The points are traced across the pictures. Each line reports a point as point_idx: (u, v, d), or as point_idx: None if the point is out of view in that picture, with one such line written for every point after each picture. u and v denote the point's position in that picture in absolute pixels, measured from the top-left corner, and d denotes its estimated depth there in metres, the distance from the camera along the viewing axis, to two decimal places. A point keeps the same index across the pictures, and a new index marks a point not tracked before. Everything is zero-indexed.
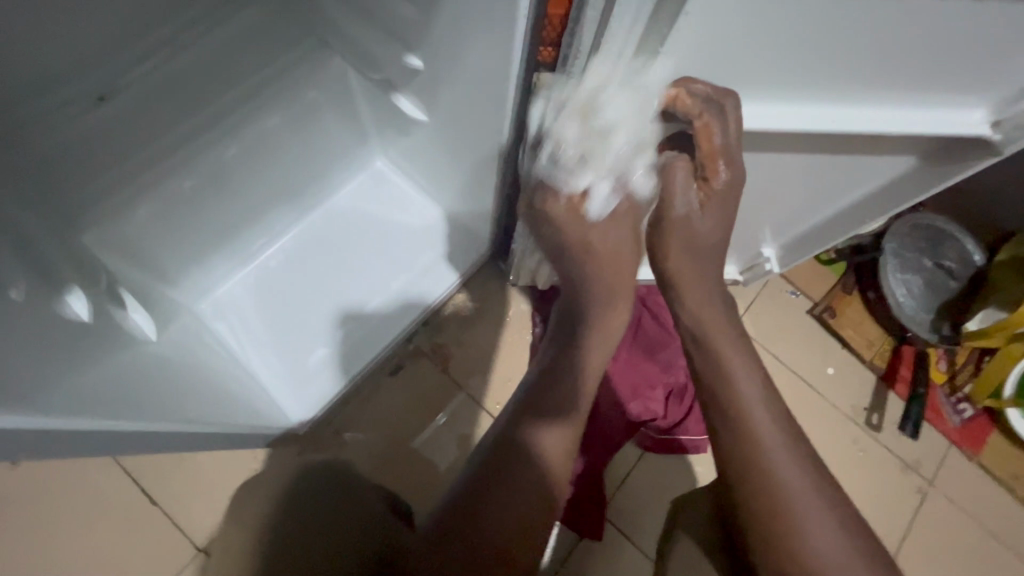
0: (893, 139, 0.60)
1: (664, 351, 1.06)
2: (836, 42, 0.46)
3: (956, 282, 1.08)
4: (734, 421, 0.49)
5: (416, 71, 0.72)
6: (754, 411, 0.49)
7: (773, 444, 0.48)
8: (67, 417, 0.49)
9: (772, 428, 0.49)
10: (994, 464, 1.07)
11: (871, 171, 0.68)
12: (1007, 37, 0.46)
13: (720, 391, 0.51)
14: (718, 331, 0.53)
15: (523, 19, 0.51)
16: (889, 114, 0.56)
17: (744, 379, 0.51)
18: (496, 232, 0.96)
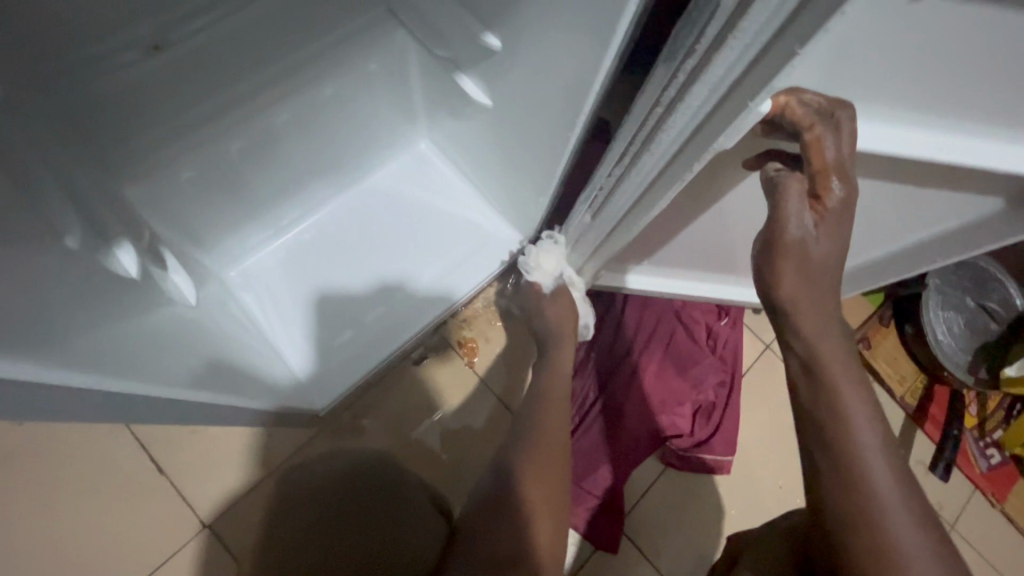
0: (990, 175, 0.56)
1: (696, 367, 1.03)
2: (980, 65, 0.42)
3: (998, 325, 1.06)
4: (846, 470, 0.45)
5: (492, 51, 0.68)
6: (870, 460, 0.44)
7: (887, 492, 0.43)
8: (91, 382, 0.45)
9: (887, 484, 0.44)
10: (1017, 514, 1.05)
11: (951, 207, 0.64)
12: None
13: (826, 427, 0.46)
14: (834, 361, 0.47)
15: (629, 14, 0.48)
16: (995, 152, 0.51)
17: (859, 424, 0.45)
18: (537, 227, 0.93)
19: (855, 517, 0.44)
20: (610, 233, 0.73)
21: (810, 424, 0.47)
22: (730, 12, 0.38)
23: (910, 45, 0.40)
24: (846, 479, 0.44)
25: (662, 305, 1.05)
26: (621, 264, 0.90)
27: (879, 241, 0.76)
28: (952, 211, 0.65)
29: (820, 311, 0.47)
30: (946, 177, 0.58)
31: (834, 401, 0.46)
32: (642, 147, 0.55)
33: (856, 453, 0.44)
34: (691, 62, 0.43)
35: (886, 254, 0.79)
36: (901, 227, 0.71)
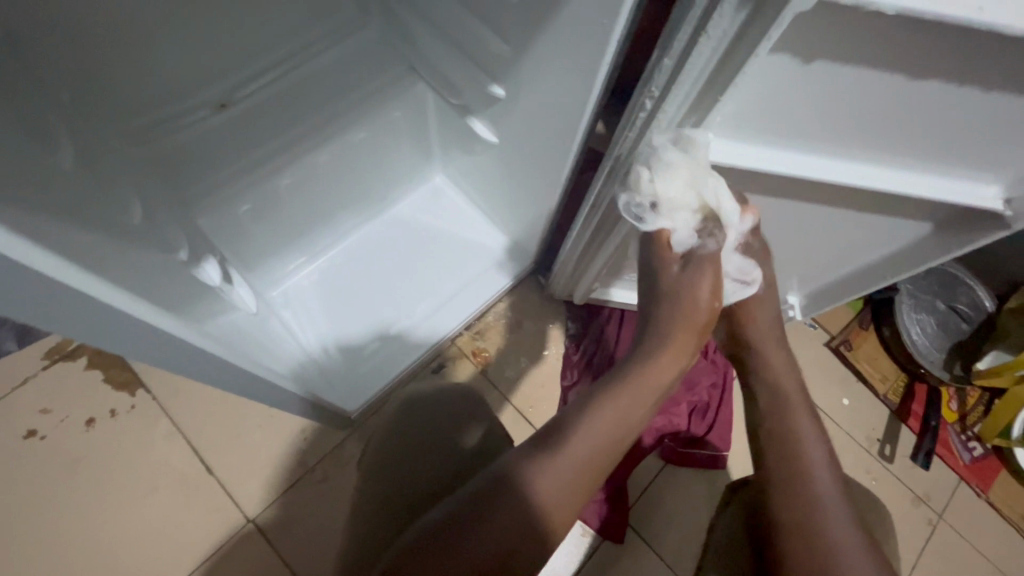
0: (915, 200, 0.67)
1: (690, 371, 1.13)
2: (869, 111, 0.54)
3: (969, 326, 1.15)
4: (790, 442, 0.60)
5: (498, 98, 0.81)
6: (805, 438, 0.60)
7: (817, 461, 0.58)
8: (214, 346, 0.54)
9: (823, 465, 0.58)
10: (1001, 504, 1.12)
11: (886, 231, 0.76)
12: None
13: (777, 410, 0.63)
14: (779, 369, 0.66)
15: (605, 69, 0.62)
16: (911, 176, 0.63)
17: (807, 434, 0.61)
18: (541, 245, 1.05)
19: (794, 474, 0.58)
20: (603, 244, 0.86)
21: (766, 416, 0.64)
22: (676, 64, 0.52)
23: (811, 94, 0.53)
24: (790, 450, 0.60)
25: None
26: (616, 281, 1.02)
27: (839, 260, 0.86)
28: (890, 233, 0.76)
29: (779, 360, 0.67)
30: (878, 204, 0.70)
31: (780, 393, 0.64)
32: (620, 170, 0.69)
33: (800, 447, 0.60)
34: (652, 101, 0.57)
35: (849, 272, 0.89)
36: (854, 247, 0.82)
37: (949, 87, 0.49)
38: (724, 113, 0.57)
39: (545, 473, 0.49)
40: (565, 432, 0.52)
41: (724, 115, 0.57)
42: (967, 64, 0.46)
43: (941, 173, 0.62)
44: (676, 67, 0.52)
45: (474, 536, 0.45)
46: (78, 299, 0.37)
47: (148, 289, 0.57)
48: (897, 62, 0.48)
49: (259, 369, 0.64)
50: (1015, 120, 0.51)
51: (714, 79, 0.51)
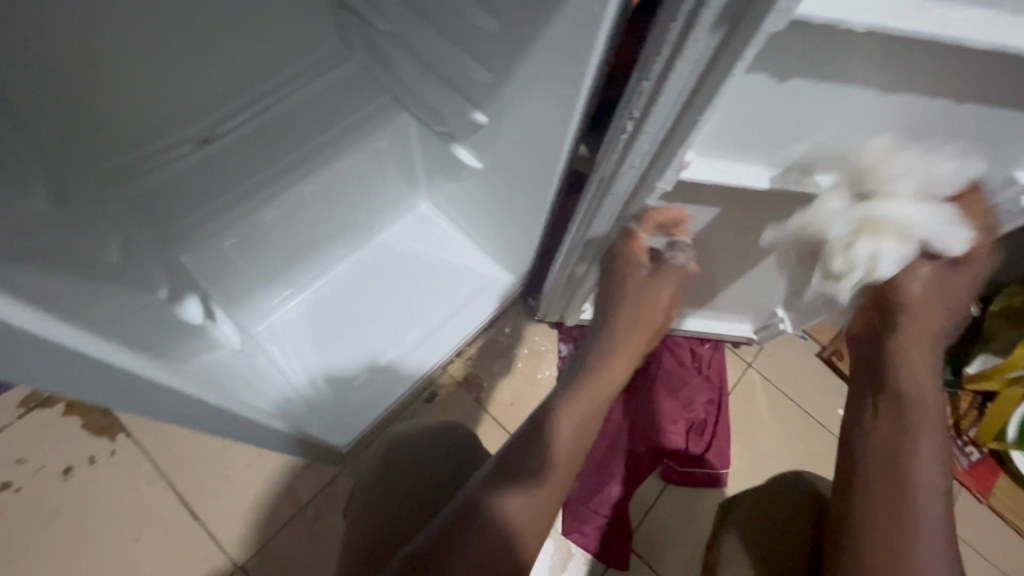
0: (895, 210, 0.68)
1: (685, 388, 1.12)
2: (846, 125, 0.55)
3: (956, 330, 1.16)
4: (907, 436, 0.60)
5: (480, 125, 0.81)
6: (922, 436, 0.60)
7: (925, 467, 0.57)
8: (196, 388, 0.52)
9: (933, 474, 0.57)
10: (1004, 507, 1.11)
11: None
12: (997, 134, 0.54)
13: (907, 394, 0.63)
14: (915, 354, 0.66)
15: (585, 93, 0.62)
16: None
17: (926, 436, 0.60)
18: (530, 266, 1.05)
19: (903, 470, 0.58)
20: (591, 264, 0.85)
21: (894, 397, 0.64)
22: (655, 85, 0.52)
23: (789, 111, 0.54)
24: (908, 442, 0.59)
25: None
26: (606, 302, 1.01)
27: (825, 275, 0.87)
28: None
29: (924, 372, 0.64)
30: None
31: (914, 375, 0.64)
32: (603, 191, 0.69)
33: (906, 457, 0.58)
34: (632, 122, 0.58)
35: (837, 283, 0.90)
36: None
37: (921, 99, 0.51)
38: (703, 133, 0.57)
39: (516, 494, 0.53)
40: (534, 448, 0.57)
41: (705, 134, 0.57)
42: (936, 76, 0.47)
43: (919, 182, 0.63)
44: (655, 89, 0.53)
45: (463, 549, 0.48)
46: (44, 348, 0.35)
47: (124, 331, 0.54)
48: (869, 77, 0.49)
49: (243, 410, 0.62)
50: (988, 127, 0.53)
51: (692, 98, 0.52)
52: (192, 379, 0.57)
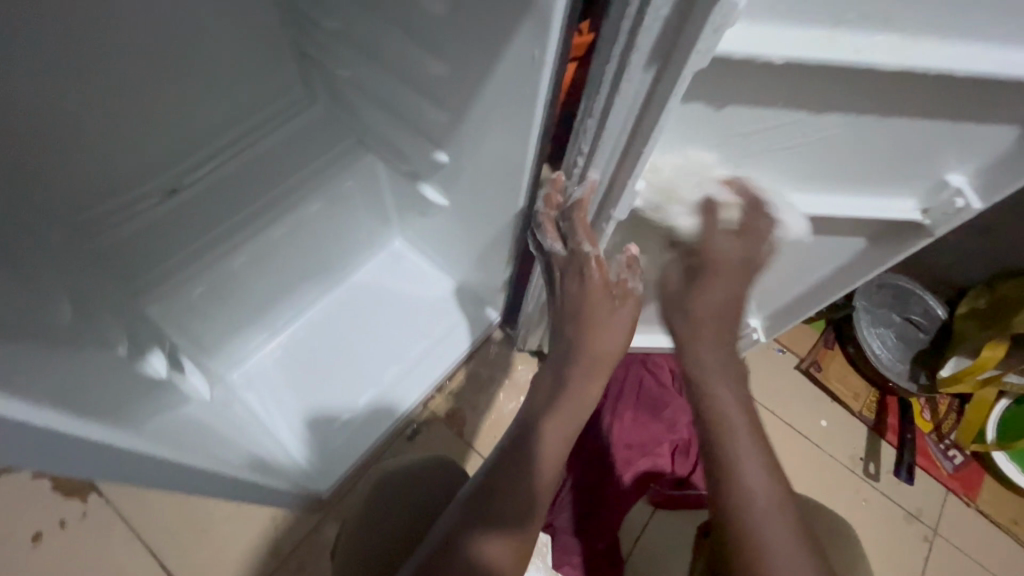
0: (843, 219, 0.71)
1: (668, 409, 1.12)
2: (784, 144, 0.58)
3: (925, 335, 1.19)
4: (726, 455, 0.53)
5: (443, 164, 0.83)
6: (739, 450, 0.53)
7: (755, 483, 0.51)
8: (155, 444, 0.51)
9: (764, 483, 0.51)
10: (993, 510, 1.11)
11: (829, 248, 0.79)
12: (926, 143, 0.57)
13: (699, 405, 0.56)
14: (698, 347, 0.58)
15: (537, 129, 0.64)
16: (834, 197, 0.66)
17: (741, 446, 0.53)
18: (505, 297, 1.06)
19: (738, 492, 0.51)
20: None
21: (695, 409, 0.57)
22: (599, 121, 0.55)
23: (728, 135, 0.56)
24: (724, 457, 0.53)
25: (628, 356, 1.16)
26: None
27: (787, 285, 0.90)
28: (832, 250, 0.79)
29: (709, 368, 0.57)
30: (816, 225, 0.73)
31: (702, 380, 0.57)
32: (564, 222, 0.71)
33: (727, 440, 0.53)
34: (584, 156, 0.60)
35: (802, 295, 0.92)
36: (802, 266, 0.85)
37: (850, 117, 0.54)
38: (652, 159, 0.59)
39: (494, 532, 0.51)
40: (518, 470, 0.55)
41: (654, 163, 0.59)
42: (858, 94, 0.50)
43: (861, 191, 0.66)
44: (600, 124, 0.55)
45: None
46: None
47: (78, 392, 0.54)
48: (799, 100, 0.51)
49: (214, 464, 0.61)
50: (915, 137, 0.56)
51: (635, 131, 0.54)
52: (156, 438, 0.56)
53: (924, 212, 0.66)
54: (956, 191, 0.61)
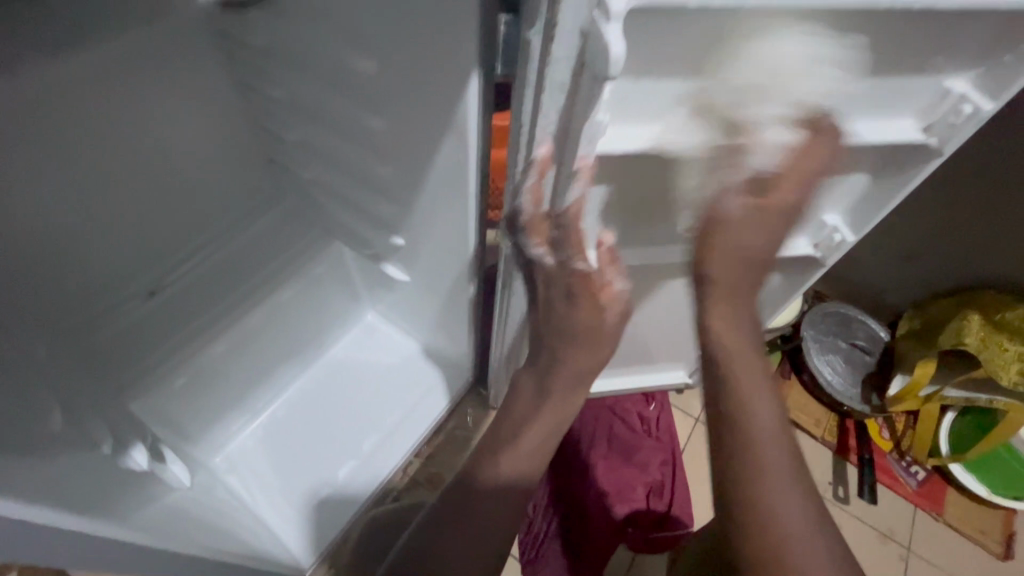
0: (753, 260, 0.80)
1: (639, 452, 1.17)
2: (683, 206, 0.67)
3: (871, 357, 1.28)
4: (736, 413, 0.54)
5: (400, 246, 0.92)
6: (753, 406, 0.54)
7: (767, 438, 0.52)
8: (137, 536, 0.55)
9: (773, 435, 0.52)
10: (960, 522, 1.15)
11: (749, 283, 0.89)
12: None
13: (720, 364, 0.58)
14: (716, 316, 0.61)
15: (472, 216, 0.74)
16: None
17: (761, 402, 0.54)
18: (472, 359, 1.12)
19: (756, 448, 0.51)
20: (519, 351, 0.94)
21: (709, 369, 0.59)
22: None
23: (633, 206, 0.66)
24: (736, 410, 0.54)
25: (597, 404, 1.22)
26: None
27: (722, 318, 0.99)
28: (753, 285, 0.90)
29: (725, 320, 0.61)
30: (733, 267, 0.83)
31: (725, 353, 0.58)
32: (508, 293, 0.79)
33: (755, 443, 0.52)
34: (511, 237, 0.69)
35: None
36: None
37: None
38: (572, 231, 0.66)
39: None
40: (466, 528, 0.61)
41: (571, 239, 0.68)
42: None
43: None
44: None
45: None
46: None
47: (63, 493, 0.58)
48: None
49: (196, 547, 0.64)
50: None
51: None
52: (141, 527, 0.60)
53: (815, 246, 0.76)
54: (833, 228, 0.72)
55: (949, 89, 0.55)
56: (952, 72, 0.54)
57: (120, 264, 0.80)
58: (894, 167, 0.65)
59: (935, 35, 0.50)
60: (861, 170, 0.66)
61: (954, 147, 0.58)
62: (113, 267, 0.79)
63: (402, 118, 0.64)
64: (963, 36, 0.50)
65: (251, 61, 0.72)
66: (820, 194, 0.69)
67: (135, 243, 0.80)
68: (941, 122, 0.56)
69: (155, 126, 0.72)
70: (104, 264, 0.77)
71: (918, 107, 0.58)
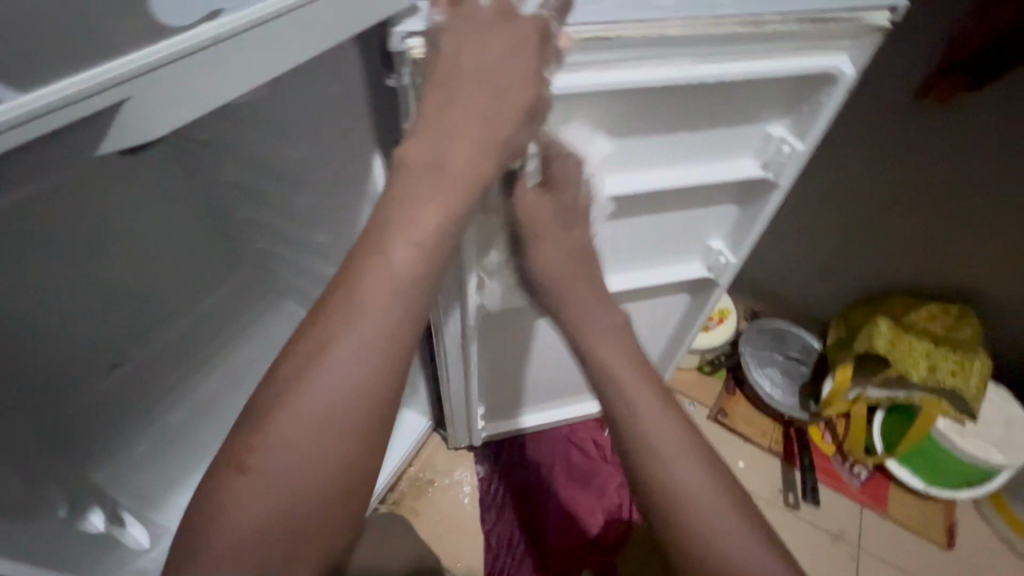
0: (660, 287, 0.89)
1: (597, 477, 1.23)
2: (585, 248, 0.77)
3: (806, 367, 1.36)
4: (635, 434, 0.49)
5: None
6: (648, 421, 0.48)
7: (669, 452, 0.47)
8: None
9: (675, 440, 0.48)
10: (903, 516, 1.21)
11: (665, 310, 0.98)
12: (681, 225, 0.79)
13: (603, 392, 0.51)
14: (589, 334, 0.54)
15: None
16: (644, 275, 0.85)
17: (651, 414, 0.49)
18: (429, 400, 1.18)
19: (660, 471, 0.47)
20: (465, 389, 1.00)
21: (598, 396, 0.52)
22: None
23: None
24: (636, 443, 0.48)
25: (553, 435, 1.28)
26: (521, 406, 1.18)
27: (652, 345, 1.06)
28: (669, 311, 0.98)
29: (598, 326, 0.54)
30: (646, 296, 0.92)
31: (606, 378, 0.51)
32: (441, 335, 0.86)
33: (659, 472, 0.47)
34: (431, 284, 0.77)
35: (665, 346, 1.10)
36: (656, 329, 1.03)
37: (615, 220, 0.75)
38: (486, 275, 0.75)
39: None
40: None
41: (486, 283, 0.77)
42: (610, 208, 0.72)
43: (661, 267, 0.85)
44: None
45: None
46: None
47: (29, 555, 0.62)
48: None
49: None
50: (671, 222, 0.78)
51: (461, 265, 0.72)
52: None
53: (707, 267, 0.86)
54: (718, 252, 0.83)
55: (771, 133, 0.67)
56: (771, 120, 0.67)
57: (81, 342, 0.86)
58: (753, 197, 0.75)
59: (742, 97, 0.63)
60: (726, 202, 0.78)
61: (789, 179, 0.69)
62: (74, 345, 0.85)
63: (328, 192, 0.73)
64: (765, 96, 0.63)
65: (198, 153, 0.81)
66: (699, 224, 0.80)
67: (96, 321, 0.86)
68: (770, 159, 0.69)
69: (111, 213, 0.80)
70: (66, 344, 0.83)
71: (753, 150, 0.70)
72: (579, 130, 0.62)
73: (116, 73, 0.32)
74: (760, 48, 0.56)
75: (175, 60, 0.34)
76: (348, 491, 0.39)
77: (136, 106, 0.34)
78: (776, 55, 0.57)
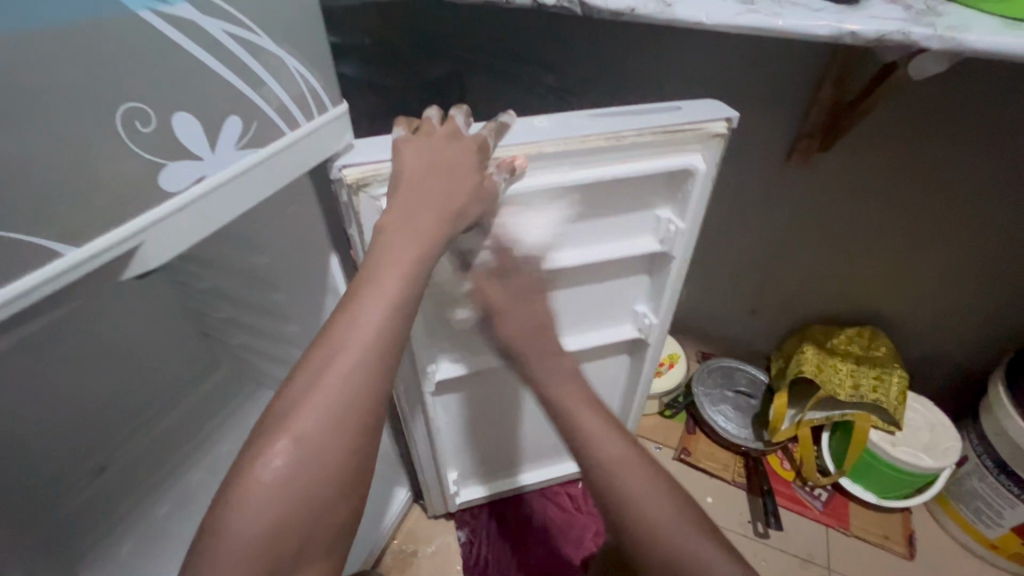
0: (602, 347, 1.02)
1: (574, 529, 1.28)
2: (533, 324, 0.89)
3: (756, 399, 1.46)
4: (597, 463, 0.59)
5: None
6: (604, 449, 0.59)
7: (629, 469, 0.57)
8: None
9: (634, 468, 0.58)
10: (865, 531, 1.28)
11: (610, 366, 1.09)
12: (608, 292, 0.93)
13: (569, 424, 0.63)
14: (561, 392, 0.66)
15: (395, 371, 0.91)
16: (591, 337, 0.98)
17: (602, 438, 0.61)
18: (404, 469, 1.25)
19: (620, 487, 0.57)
20: (434, 454, 1.08)
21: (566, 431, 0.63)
22: None
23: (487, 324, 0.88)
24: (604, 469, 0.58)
25: (529, 493, 1.34)
26: (491, 473, 1.24)
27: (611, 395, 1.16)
28: (613, 367, 1.10)
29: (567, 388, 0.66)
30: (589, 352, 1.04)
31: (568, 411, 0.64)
32: (406, 405, 0.96)
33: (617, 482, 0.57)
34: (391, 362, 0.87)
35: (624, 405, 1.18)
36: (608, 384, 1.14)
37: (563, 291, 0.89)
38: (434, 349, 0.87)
39: None
40: None
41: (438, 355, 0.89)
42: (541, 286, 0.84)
43: (599, 327, 0.98)
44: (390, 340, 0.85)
45: None
46: None
47: None
48: None
49: None
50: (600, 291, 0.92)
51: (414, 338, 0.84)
52: None
53: (637, 327, 0.99)
54: (643, 315, 0.96)
55: (660, 216, 0.83)
56: (659, 205, 0.82)
57: (72, 447, 0.93)
58: (658, 266, 0.90)
59: (625, 190, 0.78)
60: (638, 272, 0.93)
61: (681, 250, 0.85)
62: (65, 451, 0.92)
63: (293, 291, 0.86)
64: (646, 189, 0.79)
65: (179, 266, 0.94)
66: (624, 291, 0.94)
67: (84, 426, 0.94)
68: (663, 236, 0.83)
69: (101, 326, 0.91)
70: (58, 451, 0.91)
71: (650, 230, 0.85)
72: (506, 226, 0.75)
73: (130, 229, 0.46)
74: (628, 157, 0.71)
75: (167, 213, 0.48)
76: (317, 527, 0.49)
77: (147, 248, 0.48)
78: (643, 159, 0.72)
